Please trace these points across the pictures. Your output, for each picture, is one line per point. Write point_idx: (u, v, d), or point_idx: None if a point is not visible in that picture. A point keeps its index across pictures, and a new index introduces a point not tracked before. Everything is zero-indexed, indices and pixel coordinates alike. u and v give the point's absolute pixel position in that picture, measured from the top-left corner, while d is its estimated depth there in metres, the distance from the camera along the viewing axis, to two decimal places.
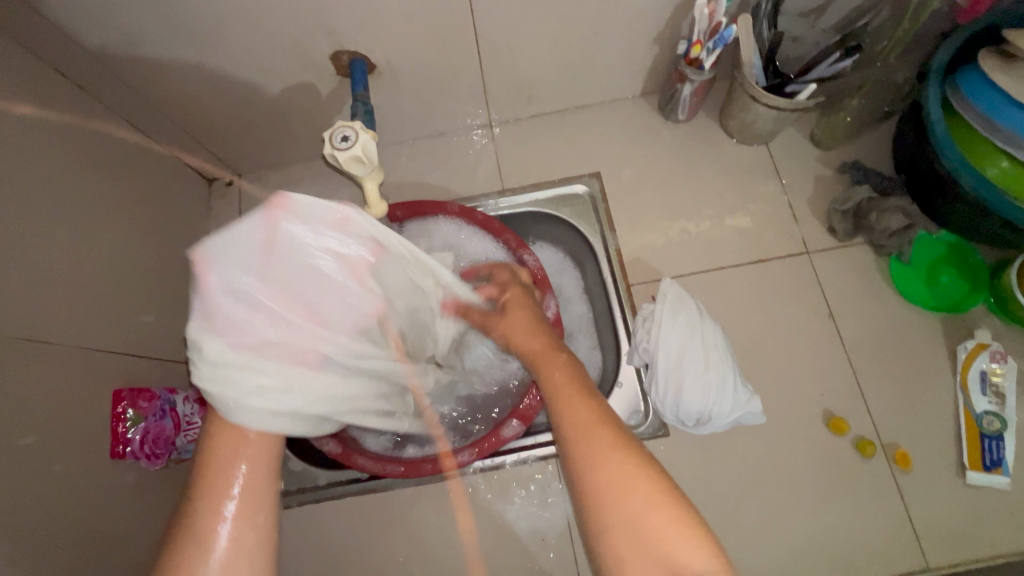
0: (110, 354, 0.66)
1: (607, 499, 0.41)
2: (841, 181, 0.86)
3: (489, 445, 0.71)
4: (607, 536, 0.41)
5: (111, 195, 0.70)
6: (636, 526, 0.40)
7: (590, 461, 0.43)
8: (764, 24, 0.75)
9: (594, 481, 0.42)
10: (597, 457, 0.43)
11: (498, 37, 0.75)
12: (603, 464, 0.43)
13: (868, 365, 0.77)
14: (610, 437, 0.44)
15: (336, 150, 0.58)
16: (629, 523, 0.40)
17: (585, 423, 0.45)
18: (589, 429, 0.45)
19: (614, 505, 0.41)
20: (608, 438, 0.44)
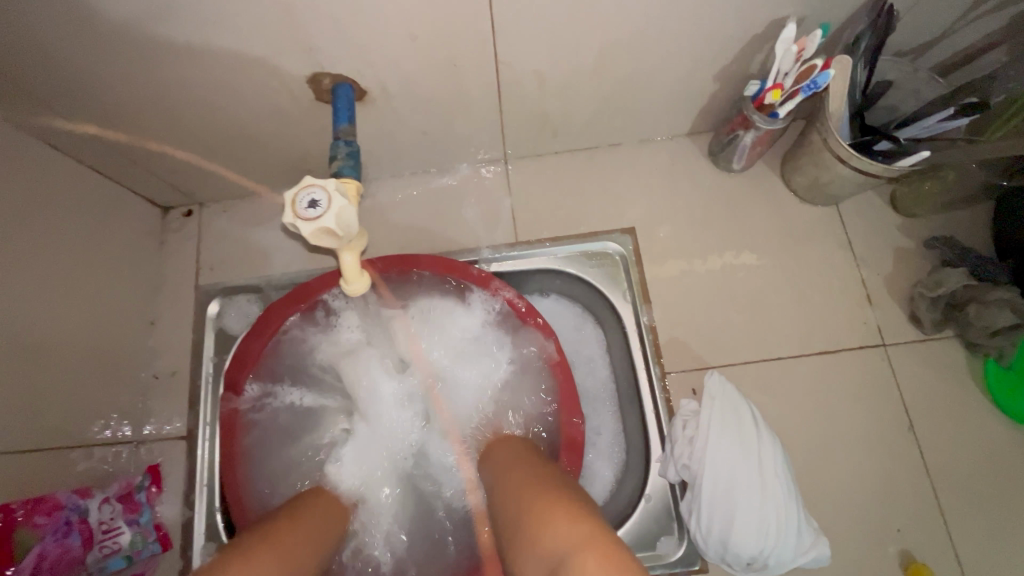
0: (3, 457, 0.51)
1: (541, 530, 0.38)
2: (926, 257, 0.71)
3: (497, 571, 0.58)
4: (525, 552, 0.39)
5: (21, 242, 0.55)
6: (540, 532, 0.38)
7: (524, 506, 0.43)
8: (862, 65, 0.58)
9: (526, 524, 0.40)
10: (529, 502, 0.43)
11: (524, 64, 0.59)
12: (530, 507, 0.42)
13: (955, 495, 0.63)
14: (539, 491, 0.44)
15: (299, 219, 0.43)
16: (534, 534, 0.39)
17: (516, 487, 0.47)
18: (523, 489, 0.46)
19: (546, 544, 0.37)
20: (537, 492, 0.44)
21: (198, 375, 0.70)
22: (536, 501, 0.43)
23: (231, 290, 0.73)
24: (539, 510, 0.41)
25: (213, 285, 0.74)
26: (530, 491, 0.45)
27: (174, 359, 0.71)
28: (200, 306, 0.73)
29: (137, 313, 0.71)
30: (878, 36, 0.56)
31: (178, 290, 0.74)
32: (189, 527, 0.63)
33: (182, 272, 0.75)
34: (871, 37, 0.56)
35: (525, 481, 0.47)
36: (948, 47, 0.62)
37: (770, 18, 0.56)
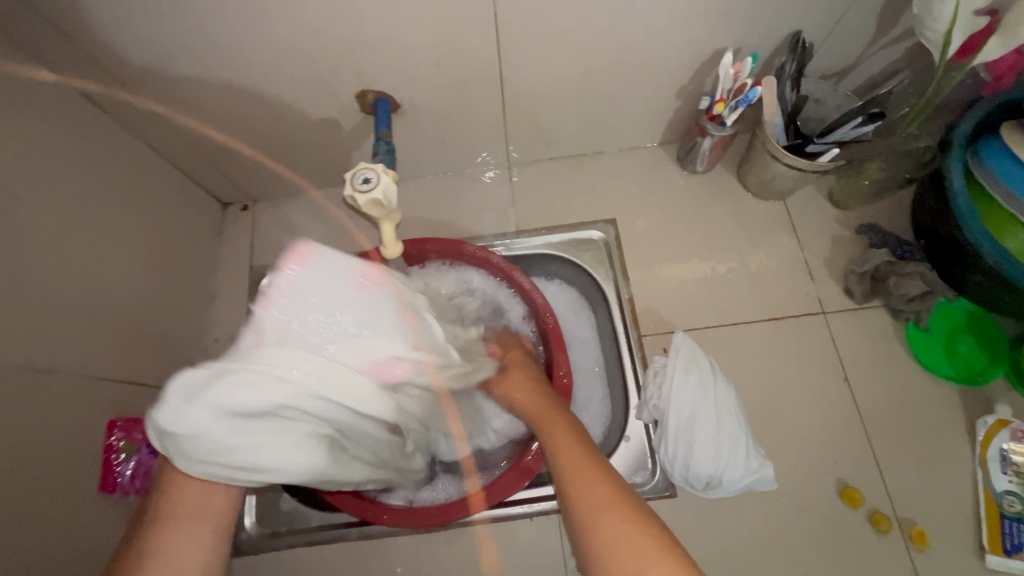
0: (111, 382, 0.64)
1: (603, 517, 0.44)
2: (858, 242, 0.85)
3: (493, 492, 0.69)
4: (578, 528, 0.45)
5: (122, 218, 0.70)
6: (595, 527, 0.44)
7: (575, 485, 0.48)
8: (788, 85, 0.74)
9: (579, 490, 0.47)
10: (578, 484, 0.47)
11: (523, 84, 0.75)
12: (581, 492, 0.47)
13: (883, 435, 0.75)
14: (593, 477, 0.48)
15: (357, 192, 0.57)
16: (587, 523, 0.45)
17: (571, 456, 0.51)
18: (573, 463, 0.50)
19: (607, 532, 0.43)
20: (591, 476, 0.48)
21: None
22: (586, 470, 0.48)
23: None
24: (597, 502, 0.45)
25: (265, 266, 0.89)
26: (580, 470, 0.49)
27: (231, 326, 0.85)
28: (254, 283, 0.87)
29: (202, 287, 0.85)
30: (797, 62, 0.72)
31: (234, 270, 0.89)
32: None
33: (238, 256, 0.90)
34: (793, 61, 0.72)
35: (567, 438, 0.53)
36: (861, 72, 0.78)
37: (711, 48, 0.72)
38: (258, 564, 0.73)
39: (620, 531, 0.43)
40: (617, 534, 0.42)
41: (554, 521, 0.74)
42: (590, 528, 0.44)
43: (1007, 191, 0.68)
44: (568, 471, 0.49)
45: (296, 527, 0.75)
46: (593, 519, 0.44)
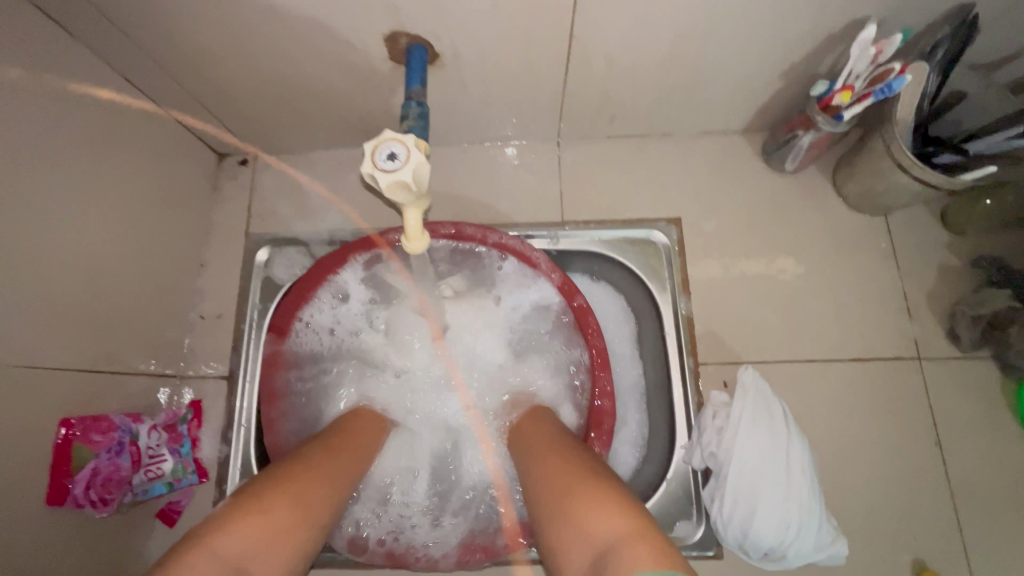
0: (68, 374, 0.53)
1: (568, 524, 0.42)
2: (970, 276, 0.71)
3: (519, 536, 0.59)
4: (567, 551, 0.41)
5: (89, 171, 0.56)
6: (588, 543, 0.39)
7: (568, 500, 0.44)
8: (934, 75, 0.58)
9: (559, 501, 0.44)
10: (571, 497, 0.44)
11: (597, 42, 0.59)
12: (575, 508, 0.43)
13: (973, 512, 0.63)
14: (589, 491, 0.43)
15: (378, 171, 0.44)
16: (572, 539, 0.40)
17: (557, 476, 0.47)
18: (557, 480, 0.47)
19: (574, 537, 0.41)
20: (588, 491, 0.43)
21: (243, 320, 0.72)
22: (575, 497, 0.43)
23: (282, 241, 0.75)
24: (593, 517, 0.41)
25: (263, 234, 0.76)
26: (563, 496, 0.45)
27: (221, 302, 0.73)
28: (249, 254, 0.75)
29: (188, 254, 0.72)
30: (954, 48, 0.55)
31: (228, 236, 0.76)
32: (227, 462, 0.66)
33: (233, 219, 0.77)
34: (950, 44, 0.56)
35: (552, 460, 0.50)
36: (1023, 64, 0.60)
37: (849, 17, 0.55)
38: None
39: (598, 517, 0.40)
40: (575, 530, 0.41)
41: None
42: (561, 538, 0.42)
43: None
44: (550, 492, 0.46)
45: None
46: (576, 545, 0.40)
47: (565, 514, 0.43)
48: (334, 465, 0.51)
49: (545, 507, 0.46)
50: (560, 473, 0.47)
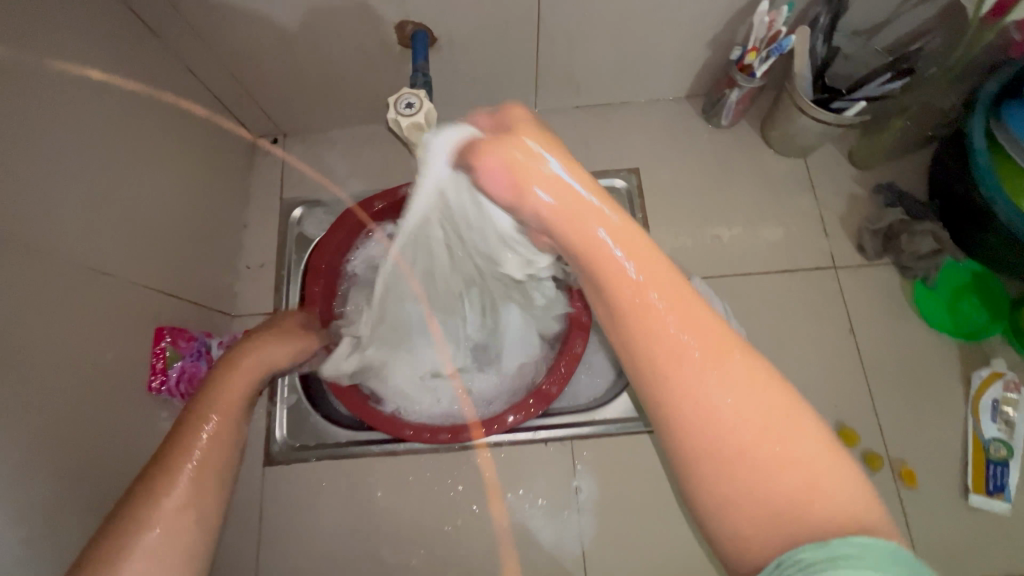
0: (156, 293, 0.68)
1: (690, 371, 0.35)
2: (874, 201, 0.87)
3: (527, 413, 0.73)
4: (692, 438, 0.34)
5: (165, 138, 0.72)
6: (748, 452, 0.32)
7: (703, 366, 0.34)
8: (820, 37, 0.76)
9: (658, 353, 0.35)
10: (703, 358, 0.34)
11: (559, 24, 0.76)
12: (722, 383, 0.34)
13: (882, 382, 0.79)
14: (722, 350, 0.35)
15: (399, 115, 0.59)
16: (717, 445, 0.33)
17: (687, 329, 0.35)
18: (670, 317, 0.36)
19: (709, 406, 0.34)
20: (723, 351, 0.34)
21: (282, 267, 0.87)
22: (711, 365, 0.34)
23: (311, 202, 0.91)
24: (725, 376, 0.34)
25: (295, 198, 0.91)
26: (679, 348, 0.35)
27: (263, 255, 0.88)
28: (285, 214, 0.90)
29: (235, 215, 0.88)
30: (831, 14, 0.73)
31: (265, 201, 0.91)
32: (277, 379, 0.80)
33: (269, 188, 0.92)
34: (827, 13, 0.74)
35: (644, 283, 0.37)
36: (893, 30, 0.78)
37: None
38: (288, 473, 0.78)
39: (751, 395, 0.33)
40: (723, 403, 0.33)
41: (569, 447, 0.78)
42: (682, 400, 0.34)
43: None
44: (651, 349, 0.36)
45: (324, 443, 0.79)
46: (721, 444, 0.33)
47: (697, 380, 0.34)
48: (230, 410, 0.53)
49: (638, 349, 0.36)
50: (673, 315, 0.36)
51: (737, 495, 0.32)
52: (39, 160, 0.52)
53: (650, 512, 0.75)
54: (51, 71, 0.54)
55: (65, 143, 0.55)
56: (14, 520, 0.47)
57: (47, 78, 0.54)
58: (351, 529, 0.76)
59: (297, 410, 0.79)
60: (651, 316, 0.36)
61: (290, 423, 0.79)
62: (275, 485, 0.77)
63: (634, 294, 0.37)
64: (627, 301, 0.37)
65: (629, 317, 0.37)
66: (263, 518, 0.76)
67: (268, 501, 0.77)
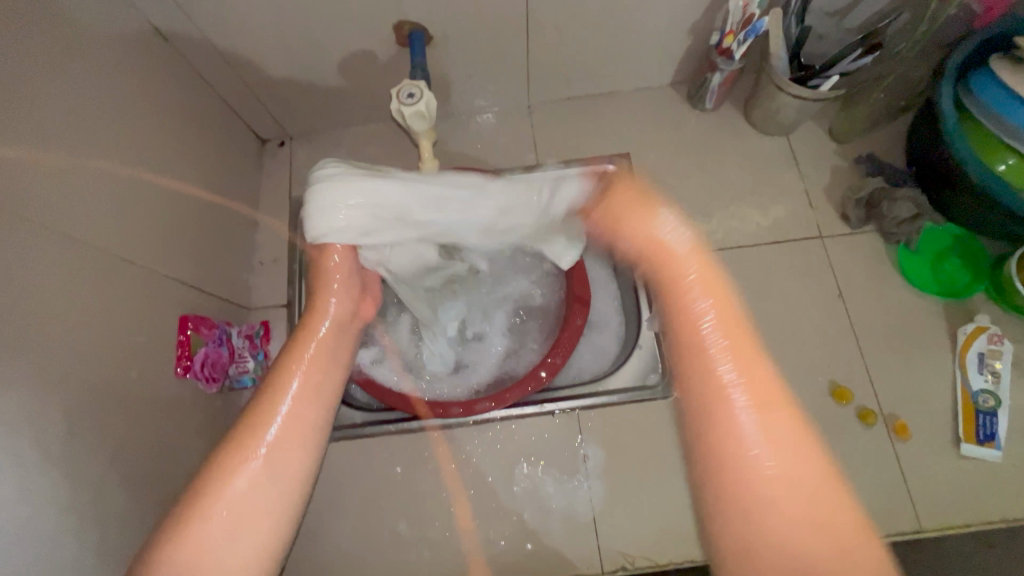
0: (178, 284, 0.72)
1: (797, 486, 0.47)
2: (855, 172, 0.92)
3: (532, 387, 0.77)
4: (735, 517, 0.48)
5: (181, 140, 0.76)
6: (765, 520, 0.47)
7: (745, 466, 0.49)
8: (792, 20, 0.80)
9: (780, 472, 0.48)
10: (786, 455, 0.49)
11: (546, 18, 0.81)
12: (774, 464, 0.48)
13: (871, 342, 0.82)
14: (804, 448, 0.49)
15: (403, 104, 0.64)
16: (740, 493, 0.48)
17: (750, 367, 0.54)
18: (771, 421, 0.51)
19: (751, 478, 0.48)
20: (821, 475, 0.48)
21: (294, 261, 0.91)
22: (810, 477, 0.48)
23: None
24: (743, 479, 0.49)
25: (304, 196, 0.96)
26: (741, 474, 0.49)
27: (275, 250, 0.93)
28: (294, 211, 0.94)
29: (247, 214, 0.92)
30: None
31: (276, 200, 0.96)
32: None
33: (278, 187, 0.97)
34: None
35: (735, 399, 0.52)
36: (863, 10, 0.82)
37: None
38: None
39: (792, 435, 0.50)
40: (771, 471, 0.48)
41: (575, 417, 0.82)
42: (729, 478, 0.49)
43: (991, 112, 0.75)
44: (716, 448, 0.51)
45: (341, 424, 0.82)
46: (772, 539, 0.46)
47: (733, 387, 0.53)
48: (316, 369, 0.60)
49: (709, 453, 0.51)
50: (783, 432, 0.50)
51: (755, 541, 0.47)
52: (68, 159, 0.56)
53: (655, 476, 0.78)
54: (76, 77, 0.59)
55: (92, 143, 0.60)
56: (61, 481, 0.51)
57: (73, 85, 0.58)
58: (371, 502, 0.79)
59: None
60: (723, 425, 0.52)
61: None
62: None
63: (737, 406, 0.52)
64: (722, 408, 0.52)
65: (718, 418, 0.53)
66: None
67: None
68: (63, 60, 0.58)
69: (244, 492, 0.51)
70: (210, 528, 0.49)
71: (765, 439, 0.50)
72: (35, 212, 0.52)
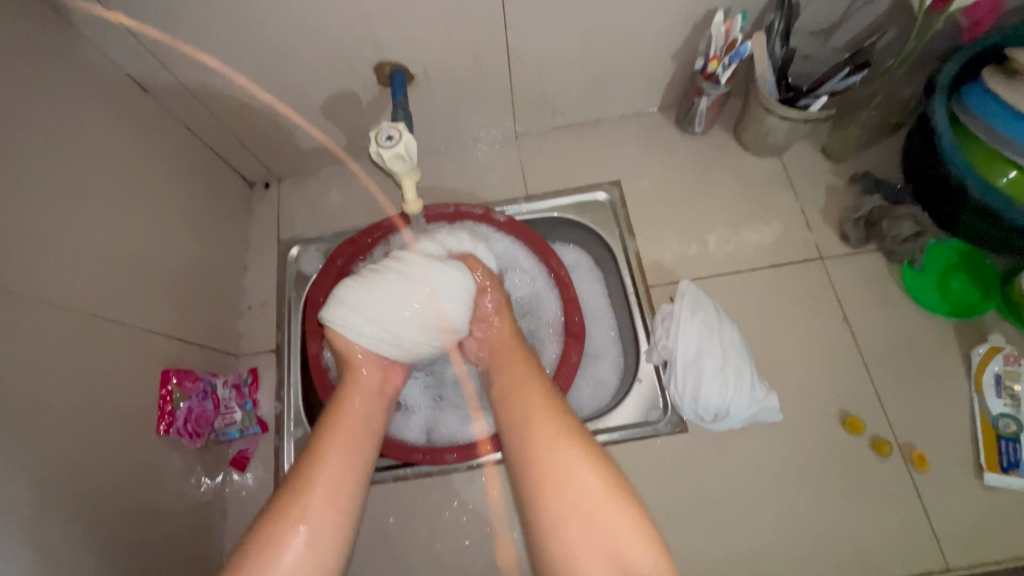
0: (161, 337, 0.70)
1: (560, 484, 0.50)
2: (852, 191, 0.89)
3: None
4: (558, 534, 0.48)
5: (164, 189, 0.76)
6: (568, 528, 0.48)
7: (547, 472, 0.51)
8: (777, 41, 0.79)
9: (554, 490, 0.50)
10: (551, 470, 0.51)
11: (528, 52, 0.81)
12: (554, 470, 0.51)
13: (881, 367, 0.79)
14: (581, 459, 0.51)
15: (381, 148, 0.63)
16: (570, 517, 0.48)
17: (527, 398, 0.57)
18: (546, 440, 0.53)
19: (572, 491, 0.49)
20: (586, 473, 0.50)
21: (283, 305, 0.89)
22: (554, 485, 0.50)
23: (307, 240, 0.94)
24: (546, 489, 0.50)
25: (292, 238, 0.95)
26: (555, 482, 0.50)
27: (264, 295, 0.91)
28: (282, 254, 0.93)
29: (235, 259, 0.91)
30: (786, 19, 0.77)
31: (264, 244, 0.95)
32: (283, 414, 0.82)
33: (267, 231, 0.96)
34: (781, 19, 0.77)
35: (533, 412, 0.55)
36: (849, 28, 0.81)
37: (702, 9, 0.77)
38: None
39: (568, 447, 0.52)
40: (574, 478, 0.50)
41: None
42: (537, 489, 0.51)
43: (988, 126, 0.73)
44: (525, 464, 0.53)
45: None
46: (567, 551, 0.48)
47: (530, 413, 0.55)
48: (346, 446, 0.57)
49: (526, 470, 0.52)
50: (547, 445, 0.52)
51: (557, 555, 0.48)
52: (43, 219, 0.56)
53: (663, 518, 0.74)
54: (53, 135, 0.59)
55: (67, 201, 0.59)
56: (33, 564, 0.48)
57: (47, 142, 0.58)
58: (364, 557, 0.75)
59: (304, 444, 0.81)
60: (534, 441, 0.53)
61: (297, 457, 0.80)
62: None
63: (527, 424, 0.55)
64: (525, 426, 0.55)
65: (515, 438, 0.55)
66: None
67: None
68: (35, 119, 0.57)
69: (302, 537, 0.49)
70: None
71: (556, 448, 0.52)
72: (8, 276, 0.51)
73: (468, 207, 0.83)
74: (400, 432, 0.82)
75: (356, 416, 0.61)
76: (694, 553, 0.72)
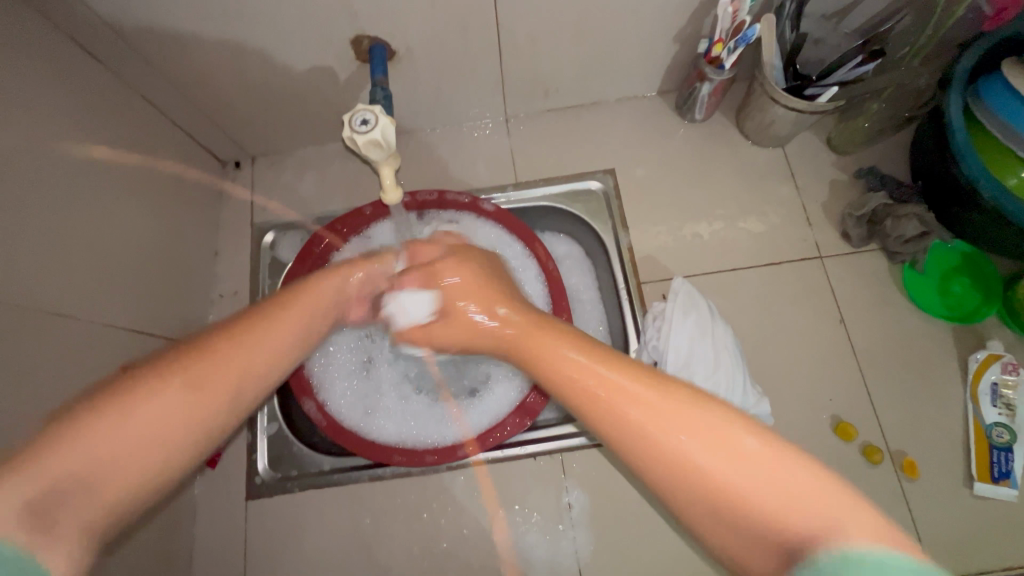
0: (122, 331, 0.66)
1: (660, 455, 0.39)
2: (856, 186, 0.86)
3: (495, 440, 0.71)
4: (713, 523, 0.38)
5: (125, 170, 0.70)
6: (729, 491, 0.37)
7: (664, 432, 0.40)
8: (786, 24, 0.75)
9: (678, 462, 0.39)
10: (668, 426, 0.40)
11: (520, 28, 0.74)
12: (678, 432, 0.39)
13: (876, 371, 0.77)
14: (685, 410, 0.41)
15: (354, 133, 0.57)
16: (713, 493, 0.37)
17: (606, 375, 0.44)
18: (628, 401, 0.42)
19: (697, 471, 0.38)
20: (700, 421, 0.40)
21: (256, 294, 0.85)
22: (676, 458, 0.39)
23: (283, 225, 0.89)
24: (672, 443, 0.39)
25: (267, 223, 0.89)
26: (675, 448, 0.39)
27: (236, 282, 0.86)
28: (256, 239, 0.88)
29: (205, 244, 0.86)
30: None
31: (237, 228, 0.90)
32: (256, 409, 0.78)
33: (240, 214, 0.90)
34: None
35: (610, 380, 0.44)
36: (862, 12, 0.75)
37: None
38: (271, 506, 0.75)
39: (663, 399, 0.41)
40: (694, 457, 0.38)
41: (558, 460, 0.76)
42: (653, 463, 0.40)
43: (1006, 125, 0.69)
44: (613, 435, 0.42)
45: (308, 472, 0.77)
46: (728, 524, 0.37)
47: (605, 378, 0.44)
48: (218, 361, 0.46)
49: (635, 447, 0.41)
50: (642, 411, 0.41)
51: (715, 512, 0.38)
52: None
53: (649, 521, 0.73)
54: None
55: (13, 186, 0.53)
56: None
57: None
58: (340, 558, 0.73)
59: (279, 440, 0.78)
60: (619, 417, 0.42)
61: (272, 452, 0.77)
62: (258, 518, 0.75)
63: (602, 405, 0.43)
64: (609, 402, 0.43)
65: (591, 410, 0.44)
66: (248, 556, 0.74)
67: (253, 536, 0.75)
68: None
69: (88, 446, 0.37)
70: (54, 478, 0.35)
71: (666, 414, 0.41)
72: None
73: (455, 195, 0.79)
74: (371, 424, 0.77)
75: (281, 324, 0.51)
76: (678, 558, 0.71)
